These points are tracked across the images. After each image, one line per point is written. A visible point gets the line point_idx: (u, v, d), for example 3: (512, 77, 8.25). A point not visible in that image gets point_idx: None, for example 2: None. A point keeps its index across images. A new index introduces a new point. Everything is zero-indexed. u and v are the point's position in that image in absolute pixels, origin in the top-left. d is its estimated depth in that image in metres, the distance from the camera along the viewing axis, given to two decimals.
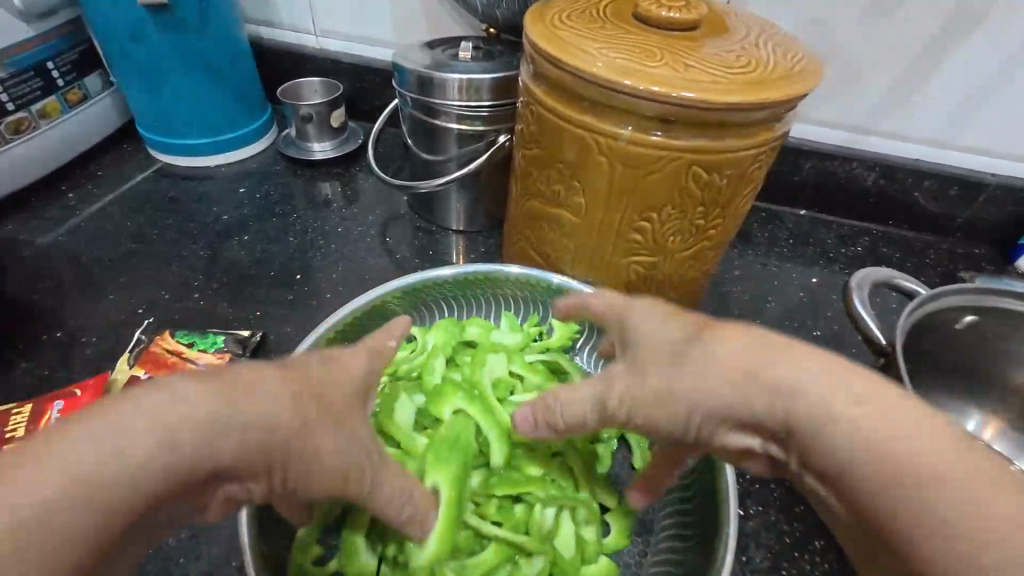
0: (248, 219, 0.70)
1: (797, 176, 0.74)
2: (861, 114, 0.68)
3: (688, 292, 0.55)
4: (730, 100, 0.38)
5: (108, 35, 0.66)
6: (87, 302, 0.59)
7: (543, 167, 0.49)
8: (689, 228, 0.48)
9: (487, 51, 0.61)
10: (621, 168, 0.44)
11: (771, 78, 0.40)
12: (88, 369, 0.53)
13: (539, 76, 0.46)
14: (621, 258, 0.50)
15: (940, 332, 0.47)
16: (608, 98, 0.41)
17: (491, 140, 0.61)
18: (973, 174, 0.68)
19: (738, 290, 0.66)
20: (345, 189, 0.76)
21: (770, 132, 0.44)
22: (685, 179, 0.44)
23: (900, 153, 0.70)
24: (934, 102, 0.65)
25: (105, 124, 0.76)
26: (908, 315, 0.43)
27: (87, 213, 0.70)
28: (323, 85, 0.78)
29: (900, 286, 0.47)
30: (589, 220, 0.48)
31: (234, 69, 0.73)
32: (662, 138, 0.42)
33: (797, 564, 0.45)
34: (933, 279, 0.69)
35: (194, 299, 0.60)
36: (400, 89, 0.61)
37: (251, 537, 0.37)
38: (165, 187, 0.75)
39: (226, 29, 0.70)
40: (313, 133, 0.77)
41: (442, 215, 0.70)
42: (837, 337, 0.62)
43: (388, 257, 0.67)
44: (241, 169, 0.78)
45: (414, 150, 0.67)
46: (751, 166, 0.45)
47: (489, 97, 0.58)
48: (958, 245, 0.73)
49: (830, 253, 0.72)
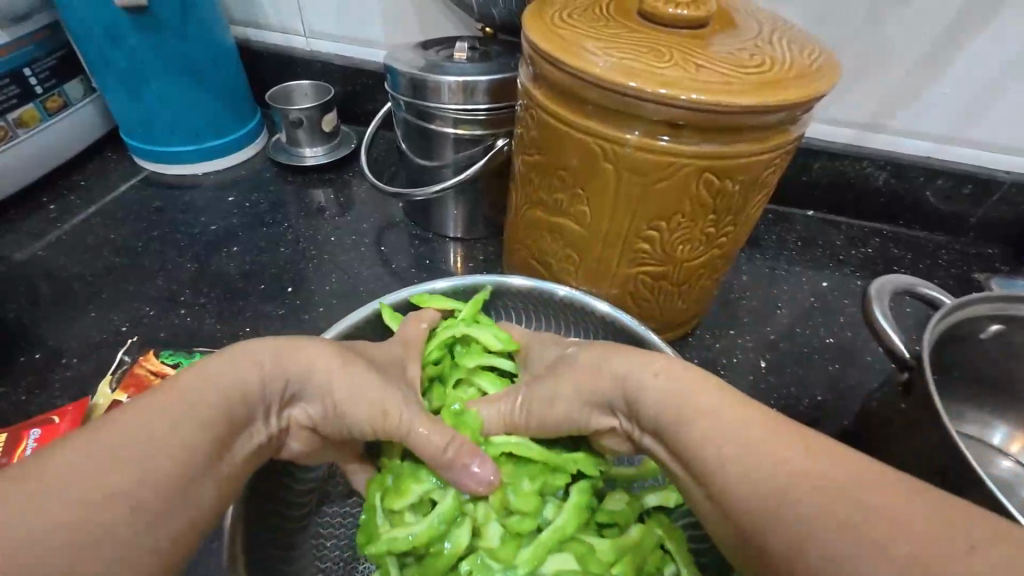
0: (237, 229, 0.68)
1: (806, 177, 0.72)
2: (870, 111, 0.66)
3: (697, 302, 0.52)
4: (742, 102, 0.36)
5: (87, 38, 0.63)
6: (68, 320, 0.57)
7: (544, 173, 0.47)
8: (699, 237, 0.45)
9: (484, 51, 0.58)
10: (627, 175, 0.42)
11: (786, 77, 0.38)
12: (68, 393, 0.50)
13: (538, 77, 0.43)
14: (627, 268, 0.48)
15: (964, 342, 0.45)
16: (613, 102, 0.39)
17: (488, 144, 0.59)
18: (986, 173, 0.66)
19: (747, 297, 0.64)
20: (339, 196, 0.73)
21: (785, 134, 0.41)
22: (695, 186, 0.42)
23: (911, 151, 0.67)
24: (947, 98, 0.62)
25: (88, 132, 0.73)
26: (933, 326, 0.41)
27: (69, 225, 0.67)
28: (314, 88, 0.76)
29: (921, 294, 0.45)
30: (594, 229, 0.46)
31: (220, 73, 0.70)
32: (671, 143, 0.40)
33: None
34: (946, 282, 0.67)
35: (180, 315, 0.58)
36: (393, 92, 0.59)
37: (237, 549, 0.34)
38: (150, 197, 0.72)
39: (211, 31, 0.67)
40: (305, 138, 0.75)
41: (439, 223, 0.67)
42: (851, 344, 0.60)
43: (383, 266, 0.64)
44: (229, 177, 0.76)
45: (409, 156, 0.64)
46: (764, 171, 0.43)
47: (486, 99, 0.55)
48: (971, 246, 0.71)
49: (841, 255, 0.70)
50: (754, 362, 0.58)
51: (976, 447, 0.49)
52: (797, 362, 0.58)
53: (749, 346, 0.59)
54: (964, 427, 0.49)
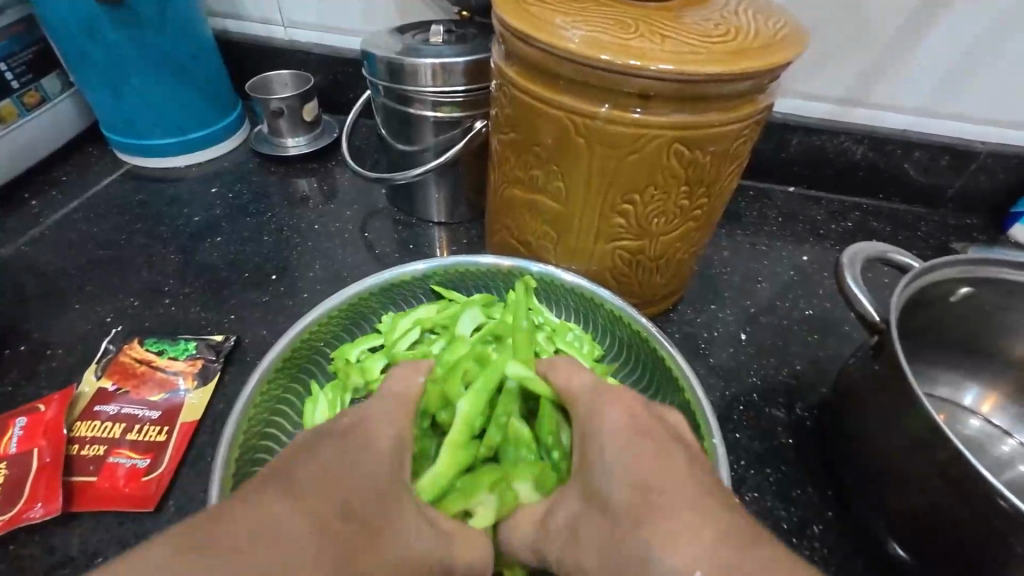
0: (221, 220, 0.68)
1: (785, 153, 0.72)
2: (847, 85, 0.66)
3: (675, 277, 0.53)
4: (708, 71, 0.36)
5: (62, 33, 0.63)
6: (51, 313, 0.57)
7: (520, 151, 0.47)
8: (674, 209, 0.46)
9: (460, 34, 0.58)
10: (599, 150, 0.43)
11: (752, 46, 0.38)
12: (53, 384, 0.51)
13: (511, 55, 0.44)
14: (604, 243, 0.48)
15: (936, 304, 0.46)
16: (583, 75, 0.39)
17: (467, 126, 0.59)
18: (963, 144, 0.67)
19: (728, 271, 0.65)
20: (323, 185, 0.73)
21: (754, 104, 0.42)
22: (666, 158, 0.42)
23: (888, 124, 0.68)
24: (921, 71, 0.63)
25: (67, 128, 0.73)
26: (902, 289, 0.41)
27: (51, 221, 0.67)
28: (293, 77, 0.76)
29: (892, 260, 0.45)
30: (570, 204, 0.47)
31: (197, 62, 0.70)
32: (643, 115, 0.40)
33: (796, 551, 0.44)
34: (925, 253, 0.68)
35: (165, 306, 0.58)
36: (371, 77, 0.59)
37: (234, 440, 0.39)
38: (133, 191, 0.72)
39: (186, 19, 0.67)
40: (286, 127, 0.75)
41: (422, 207, 0.68)
42: (831, 315, 0.61)
43: (366, 252, 0.65)
44: (212, 168, 0.76)
45: (389, 141, 0.64)
46: (735, 142, 0.43)
47: (463, 82, 0.56)
48: (949, 217, 0.72)
49: (821, 229, 0.71)
50: (734, 334, 0.58)
51: (948, 410, 0.50)
52: (778, 334, 0.59)
53: (729, 319, 0.60)
54: (936, 390, 0.51)
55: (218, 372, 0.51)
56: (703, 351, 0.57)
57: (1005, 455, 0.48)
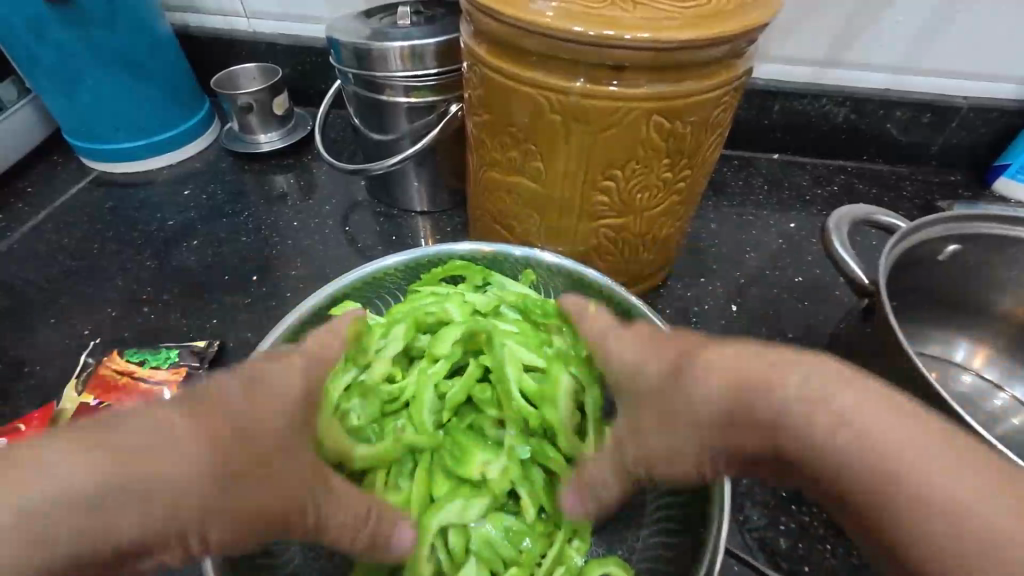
0: (197, 221, 0.66)
1: (767, 119, 0.71)
2: (826, 46, 0.65)
3: (661, 254, 0.53)
4: (683, 37, 0.35)
5: (9, 38, 0.60)
6: (25, 330, 0.55)
7: (495, 133, 0.46)
8: (656, 184, 0.45)
9: (428, 15, 0.57)
10: (575, 127, 0.41)
11: (727, 8, 0.37)
12: (31, 402, 0.50)
13: (478, 34, 0.42)
14: (589, 222, 0.47)
15: (925, 263, 0.46)
16: (555, 50, 0.38)
17: (442, 111, 0.58)
18: (944, 100, 0.66)
19: (717, 244, 0.64)
20: (300, 180, 0.71)
21: (733, 69, 0.41)
22: (646, 130, 0.41)
23: (869, 84, 0.67)
24: (899, 28, 0.62)
25: (26, 136, 0.71)
26: (890, 251, 0.41)
27: (18, 234, 0.65)
28: (260, 71, 0.74)
29: (877, 222, 0.45)
30: (551, 185, 0.46)
31: (157, 58, 0.67)
32: (620, 88, 0.39)
33: (796, 517, 0.44)
34: (911, 212, 0.67)
35: (144, 314, 0.57)
36: (339, 66, 0.57)
37: None
38: (102, 198, 0.70)
39: (140, 14, 0.64)
40: (256, 123, 0.72)
41: (403, 198, 0.66)
42: (820, 281, 0.61)
43: (349, 246, 0.63)
44: (184, 169, 0.74)
45: (363, 132, 0.63)
46: (715, 110, 0.42)
47: (434, 64, 0.54)
48: (933, 174, 0.72)
49: (807, 196, 0.70)
50: (725, 306, 0.58)
51: (941, 366, 0.51)
52: (768, 304, 0.58)
53: (719, 292, 0.59)
54: (929, 348, 0.51)
55: (201, 378, 0.50)
56: (694, 326, 0.56)
57: (999, 408, 0.48)
